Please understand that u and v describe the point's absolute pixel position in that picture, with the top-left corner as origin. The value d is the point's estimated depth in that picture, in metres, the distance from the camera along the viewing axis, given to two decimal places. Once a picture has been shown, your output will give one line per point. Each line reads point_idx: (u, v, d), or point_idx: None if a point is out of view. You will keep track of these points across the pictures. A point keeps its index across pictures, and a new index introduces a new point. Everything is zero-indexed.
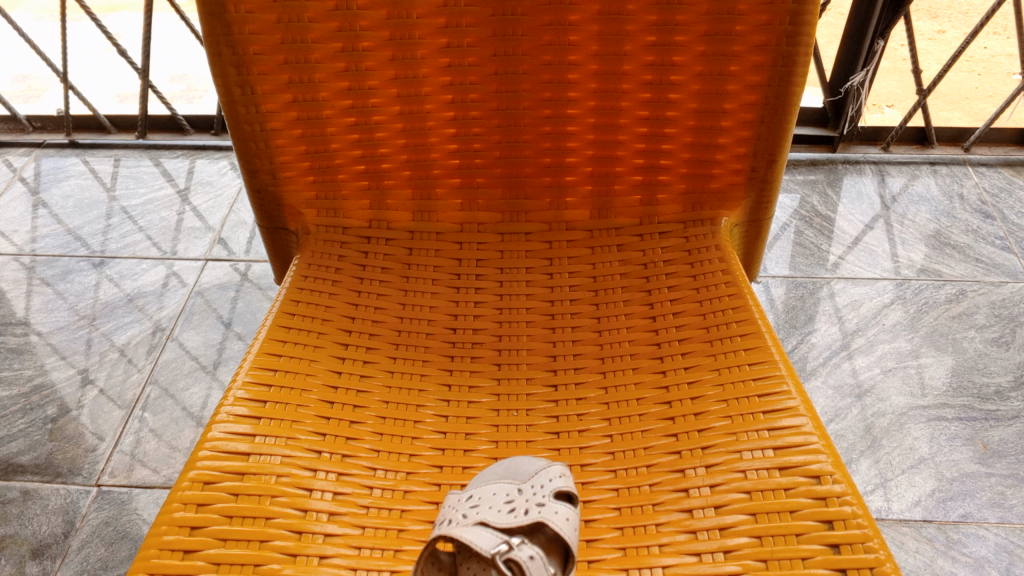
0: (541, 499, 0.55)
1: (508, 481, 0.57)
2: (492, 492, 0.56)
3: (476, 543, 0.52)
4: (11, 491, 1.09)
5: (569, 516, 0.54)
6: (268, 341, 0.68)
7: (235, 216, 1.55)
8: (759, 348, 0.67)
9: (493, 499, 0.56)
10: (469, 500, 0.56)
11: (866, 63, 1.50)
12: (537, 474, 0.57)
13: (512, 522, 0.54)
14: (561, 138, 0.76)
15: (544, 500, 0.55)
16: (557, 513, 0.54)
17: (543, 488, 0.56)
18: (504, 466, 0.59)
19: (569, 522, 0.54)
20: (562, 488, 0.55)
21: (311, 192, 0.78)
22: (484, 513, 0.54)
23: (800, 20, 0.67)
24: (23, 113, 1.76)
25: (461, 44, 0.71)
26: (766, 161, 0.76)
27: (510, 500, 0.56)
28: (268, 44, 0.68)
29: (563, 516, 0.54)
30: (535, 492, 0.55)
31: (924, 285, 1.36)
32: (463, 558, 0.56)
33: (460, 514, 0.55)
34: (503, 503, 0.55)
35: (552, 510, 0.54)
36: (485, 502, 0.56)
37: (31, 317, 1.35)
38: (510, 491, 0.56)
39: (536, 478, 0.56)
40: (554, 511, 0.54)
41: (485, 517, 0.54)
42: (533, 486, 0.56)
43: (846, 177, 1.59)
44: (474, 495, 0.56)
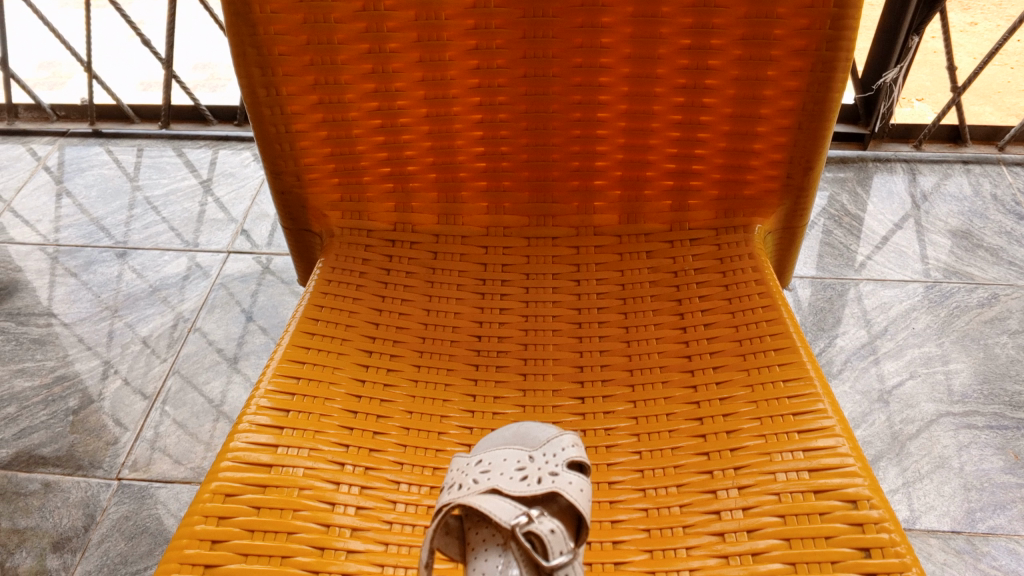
0: (555, 468, 0.53)
1: (518, 447, 0.55)
2: (502, 457, 0.54)
3: (496, 514, 0.48)
4: (33, 483, 1.10)
5: (583, 487, 0.52)
6: (291, 347, 0.67)
7: (257, 208, 1.54)
8: (794, 363, 0.65)
9: (505, 465, 0.54)
10: (479, 465, 0.54)
11: (900, 59, 1.46)
12: (549, 442, 0.56)
13: (525, 490, 0.52)
14: (591, 141, 0.74)
15: (558, 469, 0.53)
16: (571, 483, 0.52)
17: (556, 457, 0.54)
18: (512, 431, 0.58)
19: (583, 492, 0.52)
20: (576, 457, 0.54)
21: (336, 194, 0.77)
22: (495, 479, 0.53)
23: (841, 24, 0.65)
24: (47, 102, 1.76)
25: (490, 46, 0.69)
26: (802, 168, 0.73)
27: (522, 467, 0.54)
28: (293, 44, 0.67)
29: (577, 487, 0.52)
30: (548, 461, 0.54)
31: (955, 288, 1.33)
32: (473, 523, 0.53)
33: (471, 480, 0.52)
34: (514, 470, 0.53)
35: (566, 480, 0.52)
36: (496, 468, 0.54)
37: (54, 307, 1.35)
38: (521, 458, 0.54)
39: (548, 446, 0.55)
40: (568, 481, 0.52)
41: (497, 484, 0.52)
42: (544, 455, 0.54)
43: (876, 175, 1.56)
44: (484, 460, 0.54)
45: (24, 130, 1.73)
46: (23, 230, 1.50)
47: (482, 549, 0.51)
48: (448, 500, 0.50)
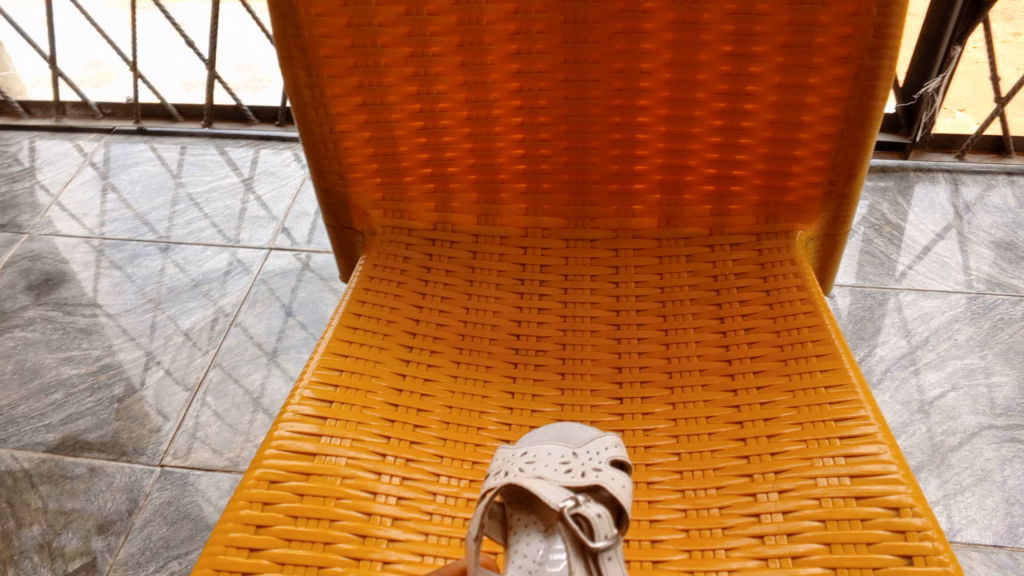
0: (598, 464, 0.55)
1: (561, 443, 0.58)
2: (547, 452, 0.56)
3: (545, 495, 0.52)
4: (79, 468, 1.12)
5: (625, 484, 0.54)
6: (334, 340, 0.68)
7: (298, 206, 1.57)
8: (835, 370, 0.65)
9: (549, 458, 0.56)
10: (524, 456, 0.56)
11: (941, 69, 1.44)
12: (592, 441, 0.58)
13: (569, 480, 0.54)
14: (630, 145, 0.74)
15: (601, 466, 0.55)
16: (614, 479, 0.54)
17: (599, 455, 0.56)
18: (555, 429, 0.59)
19: (625, 488, 0.54)
20: (618, 457, 0.56)
21: (378, 193, 0.78)
22: (541, 469, 0.55)
23: (884, 34, 0.64)
24: (93, 99, 1.80)
25: (530, 50, 0.70)
26: (844, 175, 0.73)
27: (566, 461, 0.56)
28: (338, 47, 0.68)
29: (620, 484, 0.54)
30: (591, 458, 0.56)
31: (999, 300, 1.31)
32: (514, 509, 0.56)
33: (517, 468, 0.54)
34: (558, 463, 0.56)
35: (609, 475, 0.54)
36: (541, 460, 0.56)
37: (99, 299, 1.38)
38: (564, 453, 0.57)
39: (591, 445, 0.57)
40: (611, 477, 0.54)
41: (543, 473, 0.54)
42: (588, 452, 0.57)
43: (918, 185, 1.54)
44: (529, 452, 0.56)
45: (71, 125, 1.77)
46: (71, 223, 1.54)
47: (525, 532, 0.55)
48: (502, 482, 0.52)
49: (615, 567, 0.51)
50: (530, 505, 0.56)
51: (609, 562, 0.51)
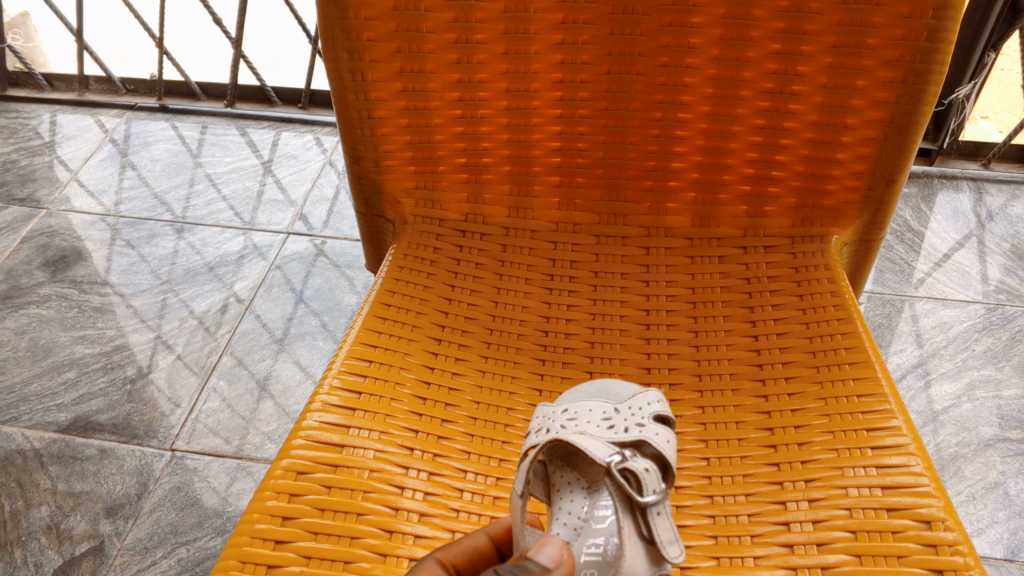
0: (641, 419, 0.58)
1: (603, 400, 0.60)
2: (588, 408, 0.59)
3: (591, 450, 0.55)
4: (89, 448, 1.12)
5: (668, 438, 0.58)
6: (363, 330, 0.68)
7: (317, 191, 1.56)
8: (869, 379, 0.64)
9: (591, 415, 0.59)
10: (565, 413, 0.59)
11: (973, 76, 1.43)
12: (633, 397, 0.60)
13: (613, 436, 0.57)
14: (669, 142, 0.74)
15: (644, 421, 0.58)
16: (658, 434, 0.57)
17: (642, 410, 0.59)
18: (595, 387, 0.62)
19: (669, 443, 0.57)
20: (661, 411, 0.59)
21: (411, 181, 0.78)
22: (582, 425, 0.58)
23: (937, 37, 0.64)
24: (117, 75, 1.79)
25: (576, 41, 0.69)
26: (884, 181, 0.72)
27: (607, 418, 0.59)
28: (382, 31, 0.68)
29: (664, 438, 0.57)
30: (634, 413, 0.59)
31: (1018, 312, 1.30)
32: (556, 467, 0.61)
33: (558, 425, 0.58)
34: (601, 419, 0.59)
35: (653, 431, 0.57)
36: (582, 417, 0.59)
37: (113, 278, 1.38)
38: (606, 410, 0.59)
39: (633, 401, 0.60)
40: (655, 432, 0.57)
41: (585, 429, 0.58)
42: (630, 407, 0.59)
43: (942, 192, 1.53)
44: (570, 409, 0.59)
45: (93, 102, 1.77)
46: (87, 201, 1.53)
47: (568, 490, 0.60)
48: (547, 438, 0.56)
49: (663, 522, 0.53)
50: (571, 464, 0.62)
51: (658, 517, 0.53)
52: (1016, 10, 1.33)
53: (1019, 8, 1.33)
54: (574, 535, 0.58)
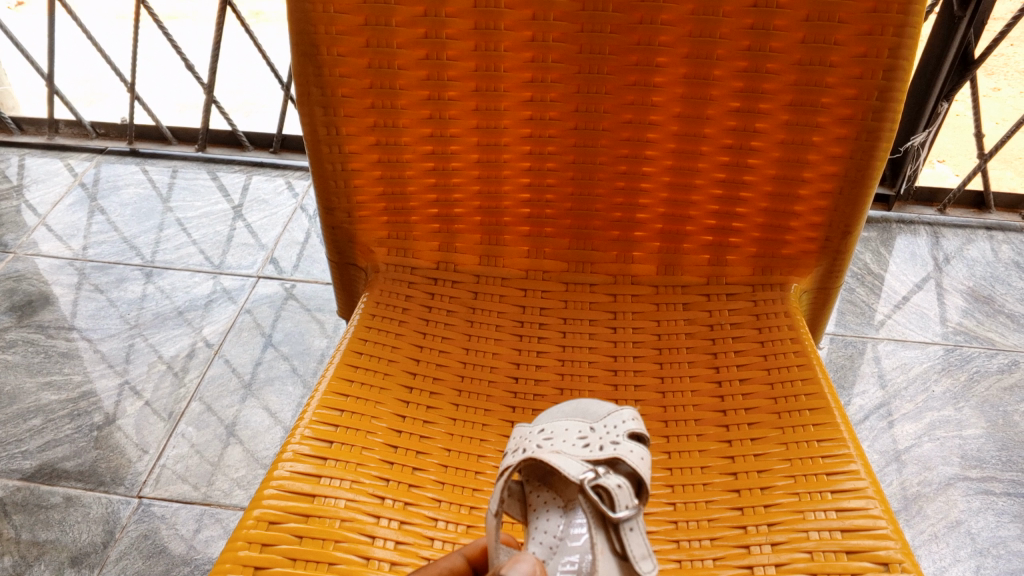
0: (616, 437, 0.60)
1: (579, 419, 0.62)
2: (564, 428, 0.61)
3: (564, 468, 0.56)
4: (54, 496, 1.11)
5: (643, 455, 0.59)
6: (335, 379, 0.69)
7: (288, 235, 1.57)
8: (828, 424, 0.66)
9: (567, 434, 0.60)
10: (542, 433, 0.61)
11: (927, 124, 1.48)
12: (609, 416, 0.62)
13: (587, 454, 0.59)
14: (634, 194, 0.76)
15: (619, 439, 0.60)
16: (633, 451, 0.59)
17: (617, 428, 0.61)
18: (572, 406, 0.64)
19: (643, 460, 0.59)
20: (635, 429, 0.61)
21: (384, 231, 0.79)
22: (558, 444, 0.59)
23: (888, 97, 0.67)
24: (87, 119, 1.80)
25: (544, 98, 0.72)
26: (840, 232, 0.75)
27: (584, 436, 0.60)
28: (356, 87, 0.70)
29: (638, 455, 0.59)
30: (608, 431, 0.60)
31: (975, 353, 1.34)
32: (533, 487, 0.63)
33: (534, 445, 0.59)
34: (576, 438, 0.60)
35: (627, 447, 0.59)
36: (558, 436, 0.60)
37: (81, 322, 1.37)
38: (582, 428, 0.61)
39: (609, 419, 0.62)
40: (629, 449, 0.59)
41: (560, 448, 0.59)
42: (605, 426, 0.61)
43: (900, 236, 1.58)
44: (546, 429, 0.61)
45: (63, 146, 1.77)
46: (56, 245, 1.53)
47: (545, 509, 0.61)
48: (521, 458, 0.57)
49: (636, 537, 0.54)
50: (548, 484, 0.63)
51: (631, 532, 0.54)
52: (966, 61, 1.40)
53: (969, 59, 1.39)
54: (550, 553, 0.58)
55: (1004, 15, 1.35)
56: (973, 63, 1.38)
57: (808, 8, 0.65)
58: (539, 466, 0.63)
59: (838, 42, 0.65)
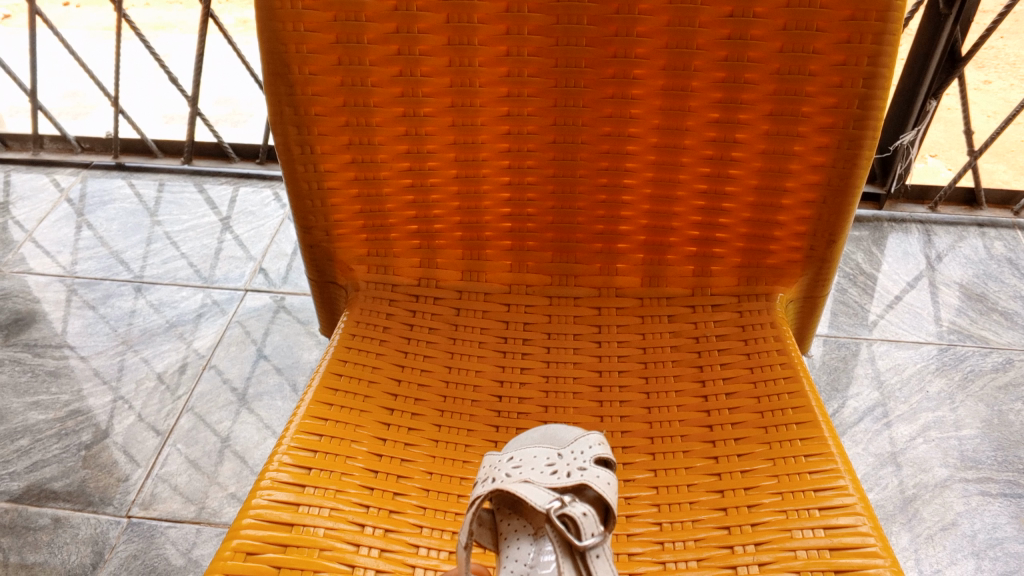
0: (583, 463, 0.58)
1: (547, 446, 0.61)
2: (533, 455, 0.60)
3: (531, 498, 0.55)
4: (42, 518, 1.10)
5: (610, 480, 0.57)
6: (314, 403, 0.68)
7: (276, 247, 1.56)
8: (815, 438, 0.65)
9: (535, 461, 0.59)
10: (510, 460, 0.59)
11: (917, 122, 1.47)
12: (576, 442, 0.61)
13: (554, 481, 0.57)
14: (616, 206, 0.75)
15: (586, 465, 0.58)
16: (598, 476, 0.57)
17: (584, 454, 0.59)
18: (541, 433, 0.63)
19: (610, 485, 0.57)
20: (602, 454, 0.60)
21: (363, 248, 0.79)
22: (527, 472, 0.58)
23: (868, 104, 0.65)
24: (72, 134, 1.79)
25: (521, 113, 0.71)
26: (825, 241, 0.74)
27: (551, 463, 0.59)
28: (330, 106, 0.69)
29: (605, 480, 0.57)
30: (576, 458, 0.59)
31: (969, 352, 1.33)
32: (504, 515, 0.62)
33: (504, 473, 0.58)
34: (544, 465, 0.59)
35: (594, 473, 0.57)
36: (527, 463, 0.59)
37: (70, 340, 1.36)
38: (549, 455, 0.60)
39: (575, 445, 0.60)
40: (595, 475, 0.57)
41: (529, 476, 0.58)
42: (573, 452, 0.60)
43: (892, 235, 1.57)
44: (515, 457, 0.60)
45: (49, 160, 1.77)
46: (44, 260, 1.52)
47: (515, 538, 0.60)
48: (491, 487, 0.56)
49: (603, 564, 0.54)
50: (518, 511, 0.62)
51: (598, 559, 0.54)
52: (953, 58, 1.38)
53: (957, 56, 1.38)
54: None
55: (993, 8, 1.34)
56: (960, 61, 1.37)
57: (786, 16, 0.64)
58: (509, 493, 0.62)
59: (816, 50, 0.64)
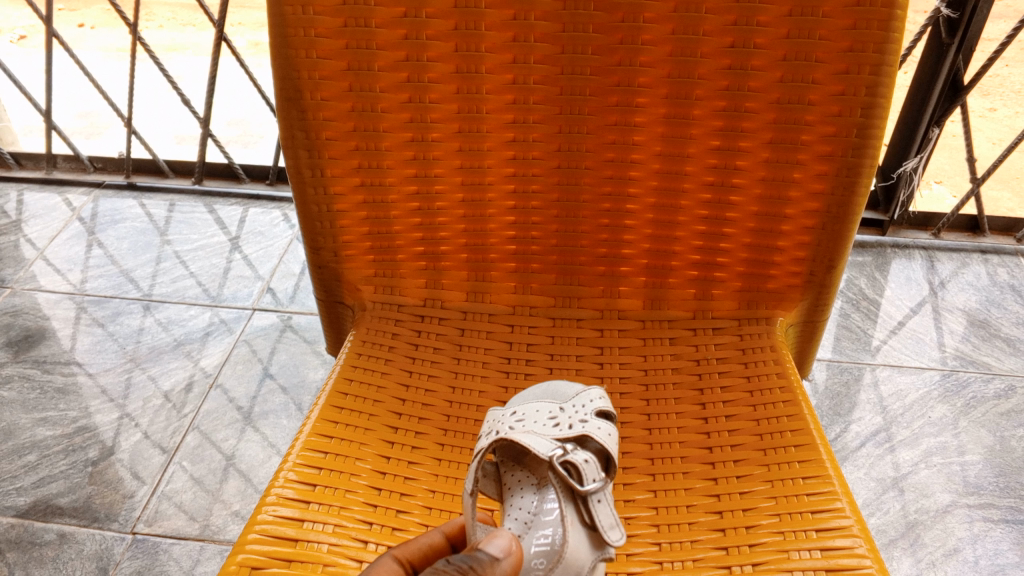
0: (584, 416, 0.63)
1: (549, 400, 0.65)
2: (535, 409, 0.64)
3: (534, 446, 0.58)
4: (48, 533, 1.10)
5: (610, 432, 0.62)
6: (320, 420, 0.69)
7: (284, 267, 1.58)
8: (813, 461, 0.66)
9: (538, 415, 0.64)
10: (513, 415, 0.63)
11: (919, 150, 1.49)
12: (577, 396, 0.65)
13: (557, 433, 0.62)
14: (619, 230, 0.77)
15: (587, 417, 0.63)
16: (600, 428, 0.61)
17: (585, 407, 0.64)
18: (542, 389, 0.67)
19: (611, 436, 0.61)
20: (602, 407, 0.64)
21: (370, 269, 0.80)
22: (529, 424, 0.62)
23: (866, 134, 0.67)
24: (85, 154, 1.81)
25: (526, 139, 0.72)
26: (824, 266, 0.75)
27: (553, 416, 0.63)
28: (341, 131, 0.71)
29: (605, 432, 0.61)
30: (577, 411, 0.64)
31: (971, 378, 1.33)
32: (508, 467, 0.65)
33: (507, 426, 0.61)
34: (546, 418, 0.63)
35: (595, 425, 0.62)
36: (529, 417, 0.63)
37: (78, 357, 1.38)
38: (552, 409, 0.64)
39: (576, 399, 0.65)
40: (597, 426, 0.62)
41: (532, 429, 0.62)
42: (574, 405, 0.64)
43: (894, 261, 1.58)
44: (518, 412, 0.64)
45: (60, 180, 1.79)
46: (54, 278, 1.54)
47: (518, 487, 0.63)
48: (494, 437, 0.59)
49: (603, 509, 0.57)
50: (521, 463, 0.65)
51: (598, 504, 0.57)
52: (955, 87, 1.40)
53: (959, 85, 1.40)
54: (524, 528, 0.59)
55: (997, 36, 1.36)
56: (962, 90, 1.39)
57: (785, 47, 0.65)
58: (512, 446, 0.66)
59: (815, 80, 0.66)
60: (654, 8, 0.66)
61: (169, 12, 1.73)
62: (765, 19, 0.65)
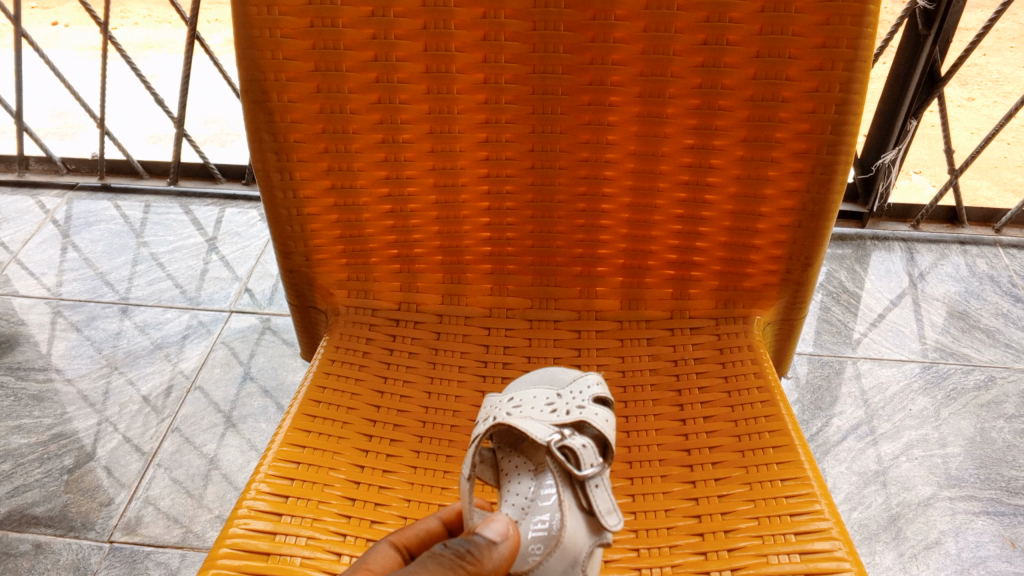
0: (581, 402, 0.62)
1: (547, 386, 0.64)
2: (533, 396, 0.63)
3: (532, 431, 0.57)
4: (23, 544, 1.09)
5: (607, 418, 0.61)
6: (292, 430, 0.68)
7: (262, 267, 1.56)
8: (792, 461, 0.66)
9: (535, 401, 0.62)
10: (511, 401, 0.62)
11: (898, 141, 1.49)
12: (574, 382, 0.64)
13: (555, 419, 0.61)
14: (594, 230, 0.76)
15: (584, 403, 0.62)
16: (597, 414, 0.60)
17: (582, 393, 0.63)
18: (541, 375, 0.66)
19: (607, 422, 0.61)
20: (599, 393, 0.63)
21: (343, 273, 0.79)
22: (527, 411, 0.61)
23: (841, 130, 0.66)
24: (57, 156, 1.79)
25: (499, 139, 0.71)
26: (801, 264, 0.75)
27: (551, 402, 0.62)
28: (309, 133, 0.69)
29: (602, 418, 0.61)
30: (575, 396, 0.63)
31: (952, 369, 1.34)
32: (505, 453, 0.64)
33: (504, 412, 0.60)
34: (544, 404, 0.62)
35: (592, 411, 0.61)
36: (527, 403, 0.62)
37: (53, 362, 1.35)
38: (549, 396, 0.63)
39: (574, 385, 0.64)
40: (594, 412, 0.61)
41: (529, 415, 0.61)
42: (571, 392, 0.63)
43: (875, 254, 1.58)
44: (516, 398, 0.63)
45: (33, 182, 1.76)
46: (28, 282, 1.51)
47: (516, 473, 0.63)
48: (491, 424, 0.58)
49: (602, 494, 0.56)
50: (519, 449, 0.64)
51: (597, 489, 0.56)
52: (932, 79, 1.39)
53: (936, 77, 1.39)
54: (522, 514, 0.59)
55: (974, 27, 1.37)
56: (939, 81, 1.38)
57: (758, 45, 0.65)
58: (510, 432, 0.65)
59: (789, 77, 0.65)
60: (625, 5, 0.65)
61: (143, 8, 1.71)
62: (738, 16, 0.64)
